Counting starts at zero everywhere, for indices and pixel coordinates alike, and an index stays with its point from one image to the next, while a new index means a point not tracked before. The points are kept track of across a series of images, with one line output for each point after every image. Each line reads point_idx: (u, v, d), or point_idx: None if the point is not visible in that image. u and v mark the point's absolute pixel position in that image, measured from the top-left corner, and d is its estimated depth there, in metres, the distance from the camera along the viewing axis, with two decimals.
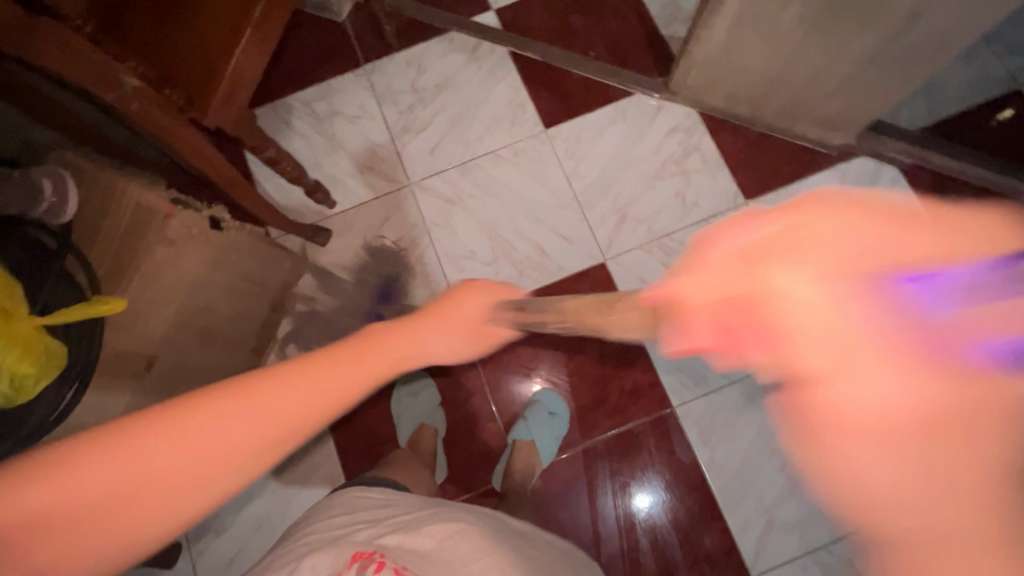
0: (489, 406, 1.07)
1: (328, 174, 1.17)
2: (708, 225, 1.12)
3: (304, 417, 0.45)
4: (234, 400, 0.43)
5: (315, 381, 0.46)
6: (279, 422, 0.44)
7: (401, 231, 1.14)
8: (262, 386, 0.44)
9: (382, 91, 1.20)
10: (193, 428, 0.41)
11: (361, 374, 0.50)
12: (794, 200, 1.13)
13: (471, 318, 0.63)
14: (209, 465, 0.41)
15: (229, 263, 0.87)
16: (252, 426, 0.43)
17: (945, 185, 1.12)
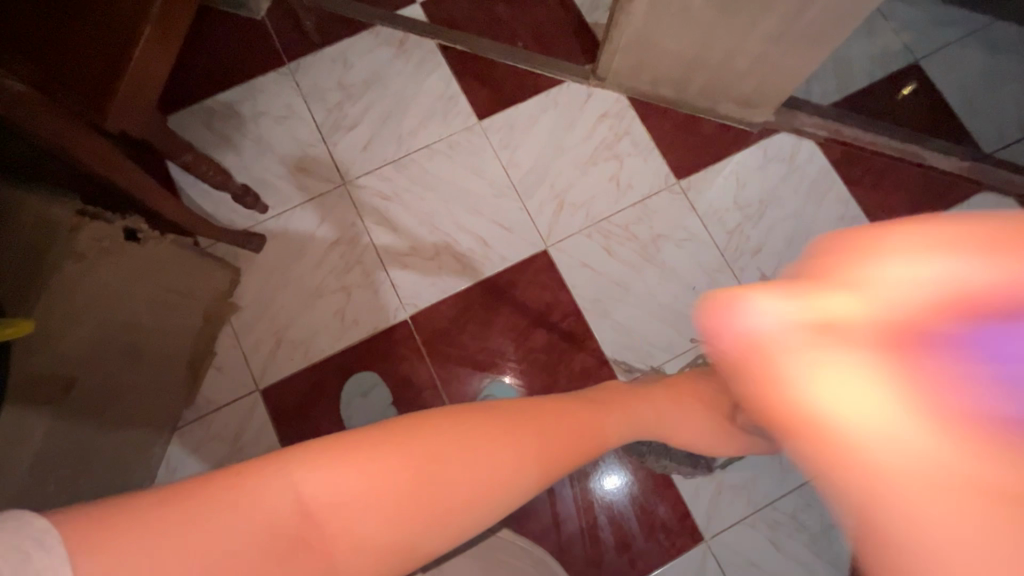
0: (441, 400, 1.05)
1: (258, 178, 1.13)
2: (644, 207, 1.16)
3: (496, 495, 0.48)
4: (458, 454, 0.46)
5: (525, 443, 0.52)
6: (468, 487, 0.46)
7: (339, 232, 1.11)
8: (469, 448, 0.47)
9: (309, 89, 1.17)
10: (408, 467, 0.43)
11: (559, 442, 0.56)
12: (722, 177, 1.18)
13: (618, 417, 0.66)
14: (406, 508, 0.42)
15: (150, 274, 0.84)
16: (453, 486, 0.45)
17: (856, 155, 1.19)
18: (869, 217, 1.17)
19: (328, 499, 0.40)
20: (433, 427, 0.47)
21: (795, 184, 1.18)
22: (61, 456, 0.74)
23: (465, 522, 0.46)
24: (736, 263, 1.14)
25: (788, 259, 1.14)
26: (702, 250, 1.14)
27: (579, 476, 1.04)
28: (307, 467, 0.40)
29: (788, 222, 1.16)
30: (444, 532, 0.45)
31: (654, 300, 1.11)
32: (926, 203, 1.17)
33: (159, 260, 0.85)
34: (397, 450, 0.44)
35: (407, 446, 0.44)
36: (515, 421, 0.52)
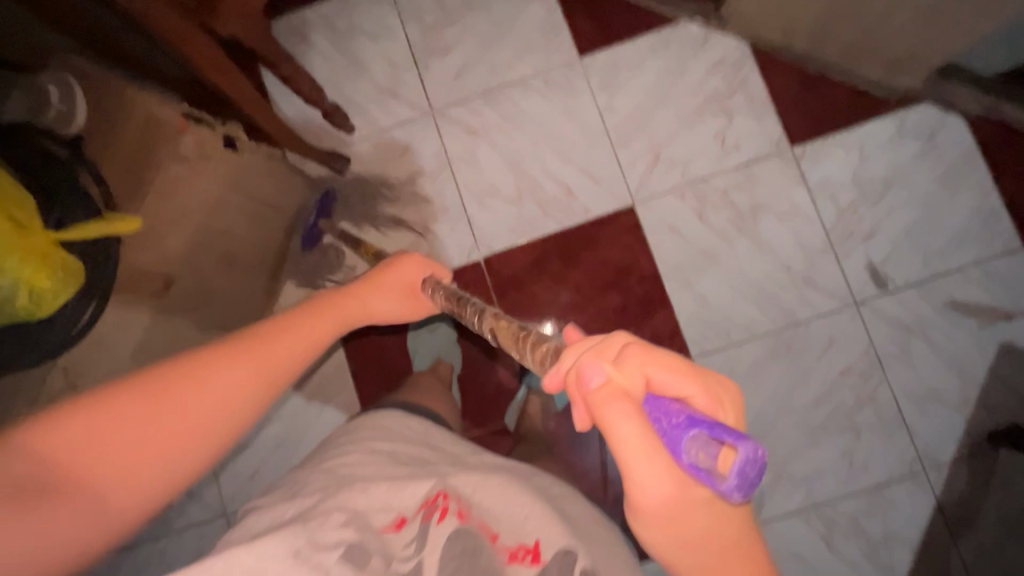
0: (506, 347, 1.07)
1: (348, 97, 1.11)
2: (747, 174, 1.06)
3: (244, 411, 0.47)
4: (192, 387, 0.45)
5: (252, 359, 0.49)
6: (223, 405, 0.46)
7: (422, 163, 1.09)
8: (205, 376, 0.45)
9: (406, 7, 1.11)
10: (144, 408, 0.42)
11: (258, 372, 0.49)
12: (843, 148, 1.05)
13: (400, 286, 0.71)
14: (146, 447, 0.42)
15: (245, 184, 0.84)
16: (194, 414, 0.44)
17: (1014, 139, 1.02)
18: (1012, 214, 1.02)
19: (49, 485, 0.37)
20: (167, 370, 0.45)
21: (930, 166, 1.04)
22: (160, 344, 0.79)
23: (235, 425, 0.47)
24: (841, 246, 1.04)
25: (902, 250, 1.03)
26: (804, 227, 1.04)
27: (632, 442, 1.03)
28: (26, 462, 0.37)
29: (911, 208, 1.03)
30: (208, 442, 0.45)
31: (742, 275, 1.04)
32: None
33: (253, 170, 0.85)
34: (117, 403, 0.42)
35: (155, 393, 0.43)
36: (243, 341, 0.49)
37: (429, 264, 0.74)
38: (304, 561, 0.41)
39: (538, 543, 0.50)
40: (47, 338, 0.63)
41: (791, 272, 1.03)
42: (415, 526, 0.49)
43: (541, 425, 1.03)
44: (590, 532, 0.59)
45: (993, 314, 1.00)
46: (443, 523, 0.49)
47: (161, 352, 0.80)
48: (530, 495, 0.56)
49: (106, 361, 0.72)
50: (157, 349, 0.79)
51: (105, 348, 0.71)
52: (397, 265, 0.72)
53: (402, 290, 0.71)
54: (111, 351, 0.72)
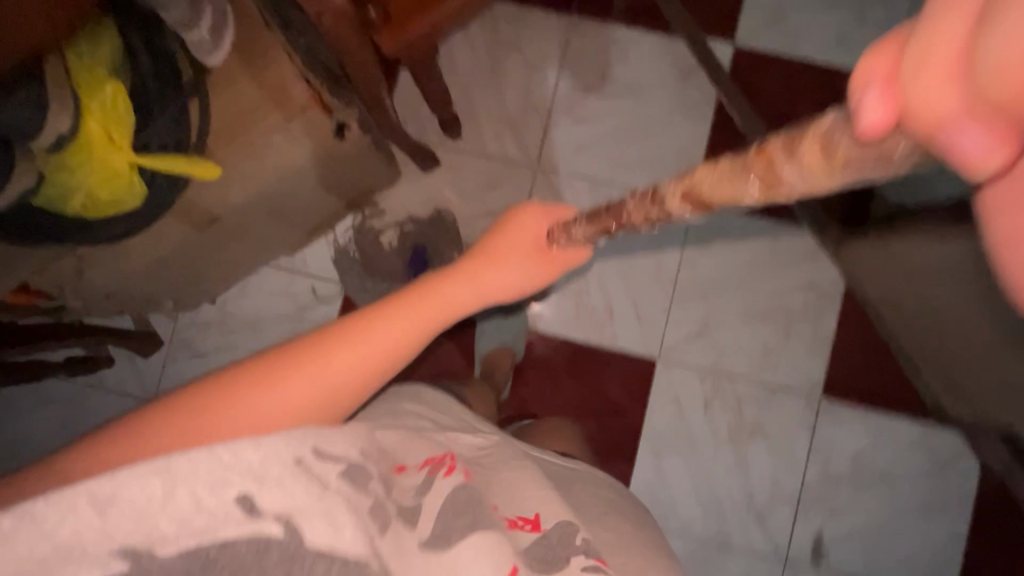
0: None
1: (472, 105, 1.08)
2: (768, 395, 1.05)
3: (337, 391, 0.46)
4: (266, 392, 0.43)
5: (363, 341, 0.48)
6: (307, 392, 0.45)
7: (498, 207, 1.07)
8: (316, 376, 0.45)
9: (572, 58, 1.08)
10: (233, 410, 0.42)
11: (404, 336, 0.51)
12: (864, 425, 1.04)
13: (529, 244, 0.64)
14: (212, 430, 0.40)
15: (334, 163, 0.81)
16: (273, 412, 0.43)
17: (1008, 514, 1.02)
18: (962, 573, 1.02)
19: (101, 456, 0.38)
20: (232, 375, 0.44)
21: (926, 488, 1.04)
22: (179, 261, 0.79)
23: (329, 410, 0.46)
24: (806, 506, 1.04)
25: (853, 542, 1.04)
26: (786, 470, 1.05)
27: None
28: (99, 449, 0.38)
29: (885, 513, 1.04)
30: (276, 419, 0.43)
31: (707, 476, 1.05)
32: None
33: (350, 154, 0.82)
34: (182, 399, 0.42)
35: (190, 412, 0.41)
36: (321, 335, 0.48)
37: (541, 215, 0.65)
38: (305, 471, 0.36)
39: (536, 516, 0.51)
40: (78, 235, 0.63)
41: (750, 500, 1.05)
42: (423, 475, 0.47)
43: None
44: (593, 519, 0.59)
45: None
46: (448, 476, 0.47)
47: (176, 266, 0.80)
48: (537, 482, 0.55)
49: (121, 260, 0.72)
50: (173, 263, 0.79)
51: (125, 252, 0.71)
52: (518, 225, 0.64)
53: (523, 252, 0.63)
54: (130, 255, 0.72)
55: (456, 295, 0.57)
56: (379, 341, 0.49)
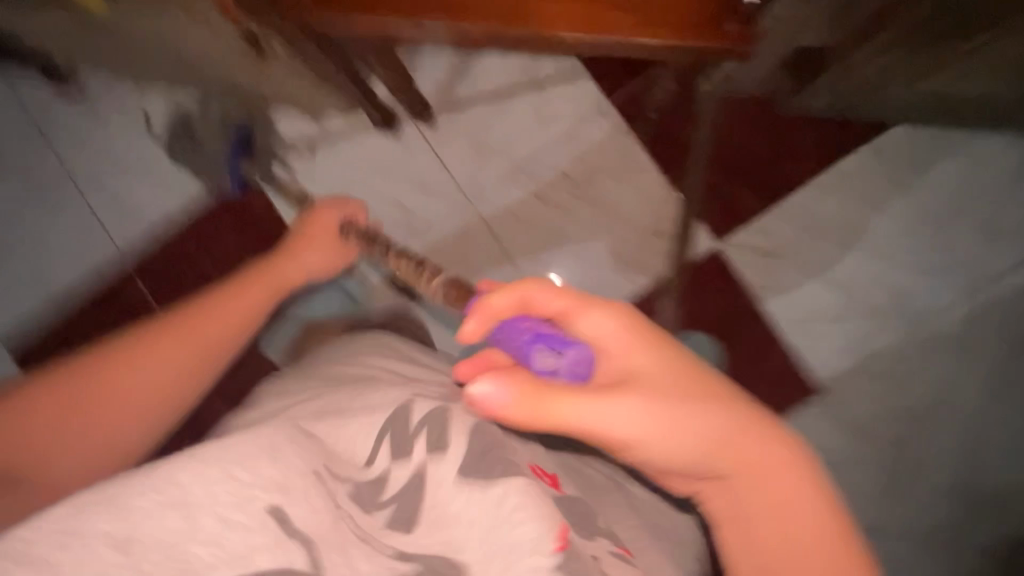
0: None
1: (462, 106, 1.01)
2: None
3: (150, 399, 0.59)
4: (136, 368, 0.58)
5: (169, 336, 0.60)
6: (171, 383, 0.60)
7: (411, 208, 1.02)
8: (194, 330, 0.62)
9: (578, 137, 1.00)
10: (58, 420, 0.54)
11: (183, 353, 0.60)
12: None
13: (327, 228, 0.79)
14: (83, 414, 0.55)
15: (239, 50, 0.83)
16: (134, 408, 0.58)
17: None
18: None
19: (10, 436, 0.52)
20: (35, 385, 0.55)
21: None
22: (79, 19, 0.87)
23: (183, 396, 0.61)
24: None
25: None
26: None
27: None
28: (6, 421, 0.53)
29: None
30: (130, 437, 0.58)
31: None
32: None
33: (256, 54, 0.84)
34: (81, 365, 0.57)
35: (34, 403, 0.54)
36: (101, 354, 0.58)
37: (340, 207, 0.80)
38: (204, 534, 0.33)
39: (537, 471, 0.48)
40: None
41: None
42: (417, 413, 0.49)
43: None
44: (606, 502, 0.55)
45: None
46: (465, 415, 0.48)
47: (80, 22, 0.88)
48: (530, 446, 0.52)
49: None
50: (75, 18, 0.87)
51: None
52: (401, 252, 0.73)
53: (327, 233, 0.78)
54: None
55: (308, 256, 0.76)
56: (167, 371, 0.59)
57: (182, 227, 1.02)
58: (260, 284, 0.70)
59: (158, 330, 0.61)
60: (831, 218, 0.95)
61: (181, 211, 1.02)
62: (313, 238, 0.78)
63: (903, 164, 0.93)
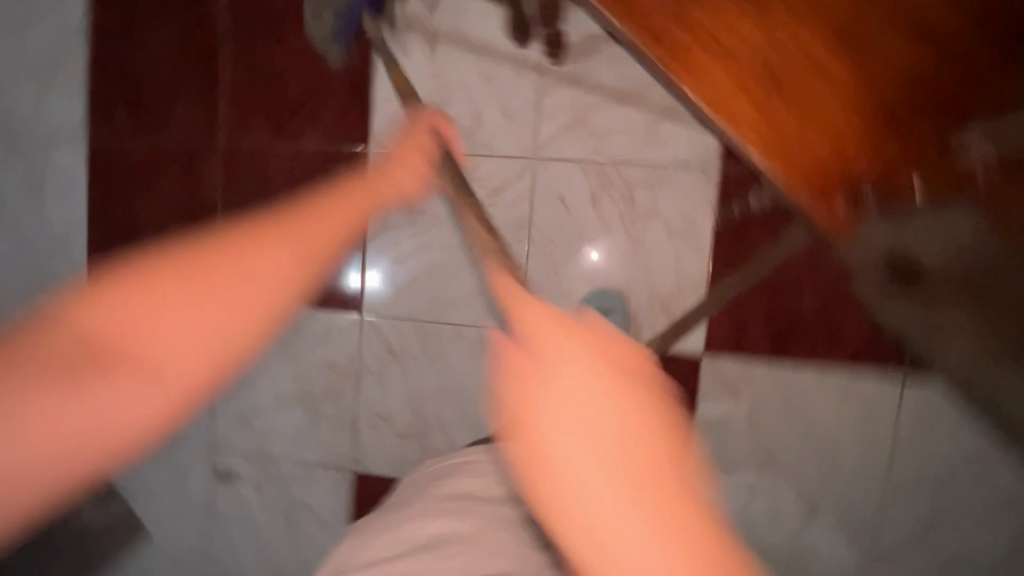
0: (249, 147, 1.04)
1: (595, 72, 0.95)
2: (349, 429, 1.09)
3: (260, 299, 0.42)
4: (262, 260, 0.43)
5: (243, 259, 0.42)
6: (274, 282, 0.43)
7: (485, 126, 0.99)
8: (292, 232, 0.46)
9: (667, 176, 0.94)
10: (136, 321, 0.37)
11: (294, 263, 0.44)
12: (330, 507, 1.11)
13: (412, 155, 0.62)
14: (234, 317, 0.40)
15: None
16: (252, 291, 0.42)
17: None
18: None
19: (126, 342, 0.37)
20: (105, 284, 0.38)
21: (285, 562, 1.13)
22: None
23: (291, 294, 0.43)
24: (253, 461, 1.13)
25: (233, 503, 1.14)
26: (280, 441, 1.12)
27: (158, 204, 1.07)
28: (55, 338, 0.35)
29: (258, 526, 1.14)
30: (255, 327, 0.41)
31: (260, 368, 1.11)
32: None
33: None
34: (171, 255, 0.40)
35: (99, 328, 0.36)
36: (176, 263, 0.40)
37: (409, 175, 0.59)
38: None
39: None
40: None
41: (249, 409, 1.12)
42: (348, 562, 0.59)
43: (182, 158, 1.06)
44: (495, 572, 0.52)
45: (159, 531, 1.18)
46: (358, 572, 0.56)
47: None
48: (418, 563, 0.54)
49: None
50: None
51: None
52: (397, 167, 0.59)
53: (426, 167, 0.62)
54: None
55: (407, 175, 0.59)
56: (271, 267, 0.43)
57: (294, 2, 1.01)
58: (352, 198, 0.52)
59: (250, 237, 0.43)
60: (809, 410, 0.92)
61: None
62: (409, 154, 0.62)
63: (907, 416, 0.90)
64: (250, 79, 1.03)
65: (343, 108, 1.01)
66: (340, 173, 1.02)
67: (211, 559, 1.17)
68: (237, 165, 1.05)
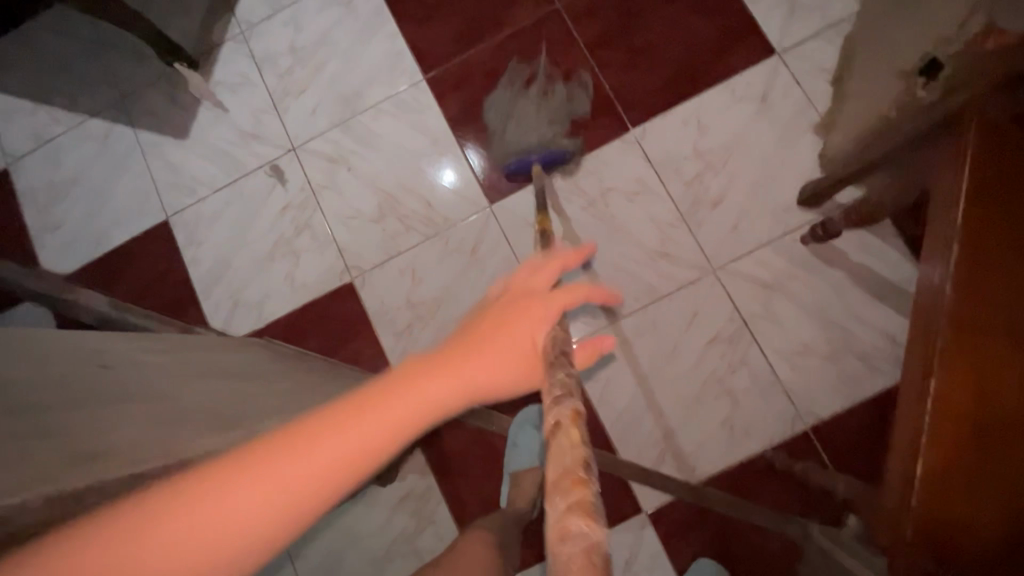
0: (568, 31, 1.11)
1: (816, 278, 0.98)
2: (381, 253, 1.10)
3: (332, 478, 0.33)
4: (286, 451, 0.32)
5: (305, 464, 0.32)
6: (374, 447, 0.34)
7: (711, 213, 1.03)
8: (308, 454, 0.33)
9: (770, 391, 0.97)
10: (219, 513, 0.30)
11: (392, 432, 0.35)
12: (307, 279, 1.11)
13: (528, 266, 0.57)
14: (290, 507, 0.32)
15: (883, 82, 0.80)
16: (287, 485, 0.32)
17: (170, 297, 1.14)
18: (175, 235, 1.16)
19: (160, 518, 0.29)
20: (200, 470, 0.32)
21: (232, 270, 1.13)
22: None
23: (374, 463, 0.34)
24: (304, 191, 1.14)
25: (256, 198, 1.15)
26: (336, 204, 1.13)
27: None
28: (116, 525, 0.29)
29: (250, 229, 1.14)
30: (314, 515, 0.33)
31: (388, 151, 1.13)
32: (123, 246, 1.17)
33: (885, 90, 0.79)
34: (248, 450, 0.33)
35: (214, 486, 0.31)
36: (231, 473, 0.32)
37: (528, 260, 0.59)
38: None
39: None
40: None
41: (347, 161, 1.14)
42: None
43: None
44: None
45: (191, 149, 1.19)
46: None
47: None
48: None
49: None
50: None
51: None
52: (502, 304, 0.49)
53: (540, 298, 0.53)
54: None
55: None
56: (351, 438, 0.34)
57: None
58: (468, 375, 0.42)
59: (334, 434, 0.34)
60: None
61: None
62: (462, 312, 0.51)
63: None
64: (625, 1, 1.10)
65: (648, 91, 1.07)
66: (595, 119, 1.08)
67: (192, 202, 1.17)
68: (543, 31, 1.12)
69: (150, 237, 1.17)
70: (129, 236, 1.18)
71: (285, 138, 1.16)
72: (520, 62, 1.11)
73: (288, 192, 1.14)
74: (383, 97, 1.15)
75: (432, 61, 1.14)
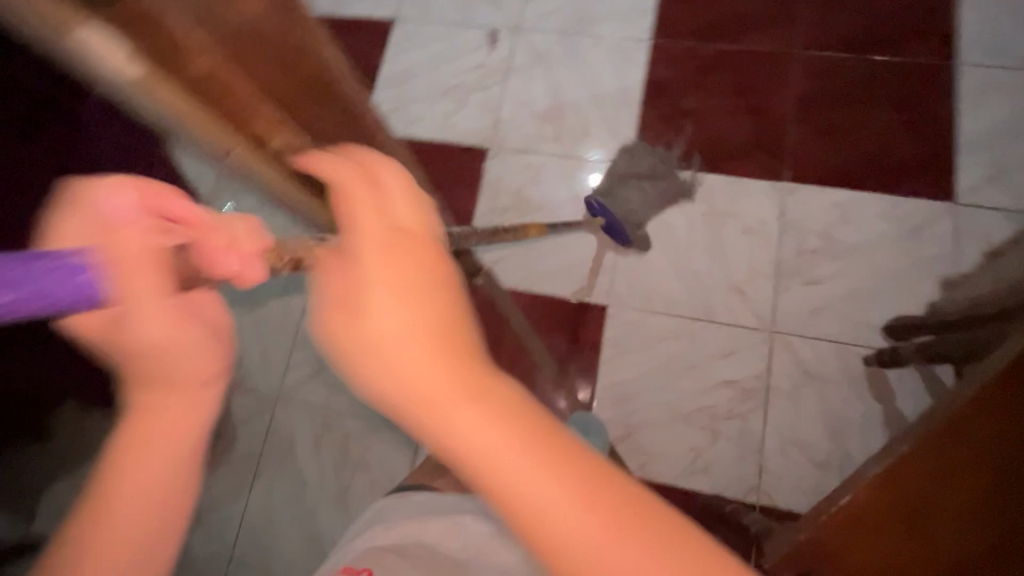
0: (788, 76, 1.18)
1: (852, 397, 1.00)
2: (523, 144, 1.22)
3: (174, 457, 0.40)
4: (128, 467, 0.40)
5: (158, 467, 0.40)
6: (186, 436, 0.41)
7: (802, 287, 1.06)
8: (142, 463, 0.40)
9: (747, 454, 1.00)
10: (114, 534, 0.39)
11: (185, 433, 0.41)
12: (455, 127, 1.26)
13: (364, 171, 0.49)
14: (160, 491, 0.40)
15: None
16: (153, 476, 0.40)
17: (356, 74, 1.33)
18: (390, 34, 1.35)
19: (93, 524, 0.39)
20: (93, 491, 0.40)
21: (409, 86, 1.30)
22: None
23: (199, 433, 0.41)
24: (500, 65, 1.28)
25: (463, 47, 1.31)
26: (516, 90, 1.26)
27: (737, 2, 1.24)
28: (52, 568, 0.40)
29: (442, 67, 1.31)
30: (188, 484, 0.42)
31: (582, 76, 1.25)
32: (350, 19, 1.38)
33: None
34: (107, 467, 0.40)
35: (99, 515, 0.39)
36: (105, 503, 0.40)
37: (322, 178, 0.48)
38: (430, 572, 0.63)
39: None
40: None
41: (547, 64, 1.27)
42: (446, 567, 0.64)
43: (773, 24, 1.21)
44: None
45: None
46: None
47: None
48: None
49: None
50: None
51: None
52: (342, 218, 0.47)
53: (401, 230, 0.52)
54: None
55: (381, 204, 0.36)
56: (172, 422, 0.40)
57: (926, 125, 1.11)
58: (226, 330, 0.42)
59: (148, 433, 0.39)
60: None
61: (941, 132, 1.10)
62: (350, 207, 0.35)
63: None
64: (853, 83, 1.15)
65: (819, 162, 1.12)
66: (760, 155, 1.14)
67: (418, 20, 1.35)
68: (767, 63, 1.19)
69: (372, 25, 1.37)
70: (359, 15, 1.38)
71: (514, 19, 1.31)
72: (732, 75, 1.19)
73: (488, 58, 1.29)
74: (608, 35, 1.27)
75: (665, 32, 1.25)
